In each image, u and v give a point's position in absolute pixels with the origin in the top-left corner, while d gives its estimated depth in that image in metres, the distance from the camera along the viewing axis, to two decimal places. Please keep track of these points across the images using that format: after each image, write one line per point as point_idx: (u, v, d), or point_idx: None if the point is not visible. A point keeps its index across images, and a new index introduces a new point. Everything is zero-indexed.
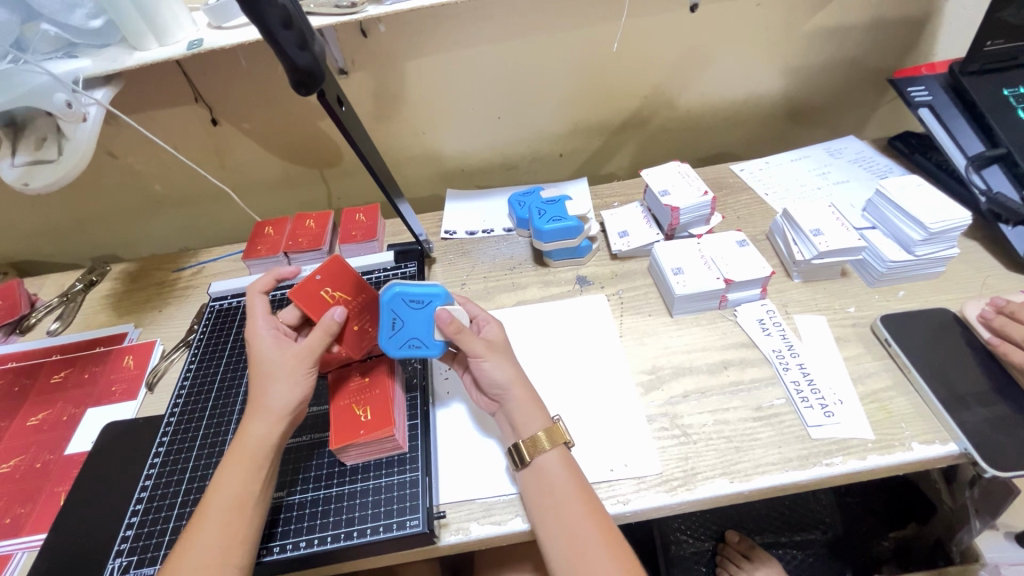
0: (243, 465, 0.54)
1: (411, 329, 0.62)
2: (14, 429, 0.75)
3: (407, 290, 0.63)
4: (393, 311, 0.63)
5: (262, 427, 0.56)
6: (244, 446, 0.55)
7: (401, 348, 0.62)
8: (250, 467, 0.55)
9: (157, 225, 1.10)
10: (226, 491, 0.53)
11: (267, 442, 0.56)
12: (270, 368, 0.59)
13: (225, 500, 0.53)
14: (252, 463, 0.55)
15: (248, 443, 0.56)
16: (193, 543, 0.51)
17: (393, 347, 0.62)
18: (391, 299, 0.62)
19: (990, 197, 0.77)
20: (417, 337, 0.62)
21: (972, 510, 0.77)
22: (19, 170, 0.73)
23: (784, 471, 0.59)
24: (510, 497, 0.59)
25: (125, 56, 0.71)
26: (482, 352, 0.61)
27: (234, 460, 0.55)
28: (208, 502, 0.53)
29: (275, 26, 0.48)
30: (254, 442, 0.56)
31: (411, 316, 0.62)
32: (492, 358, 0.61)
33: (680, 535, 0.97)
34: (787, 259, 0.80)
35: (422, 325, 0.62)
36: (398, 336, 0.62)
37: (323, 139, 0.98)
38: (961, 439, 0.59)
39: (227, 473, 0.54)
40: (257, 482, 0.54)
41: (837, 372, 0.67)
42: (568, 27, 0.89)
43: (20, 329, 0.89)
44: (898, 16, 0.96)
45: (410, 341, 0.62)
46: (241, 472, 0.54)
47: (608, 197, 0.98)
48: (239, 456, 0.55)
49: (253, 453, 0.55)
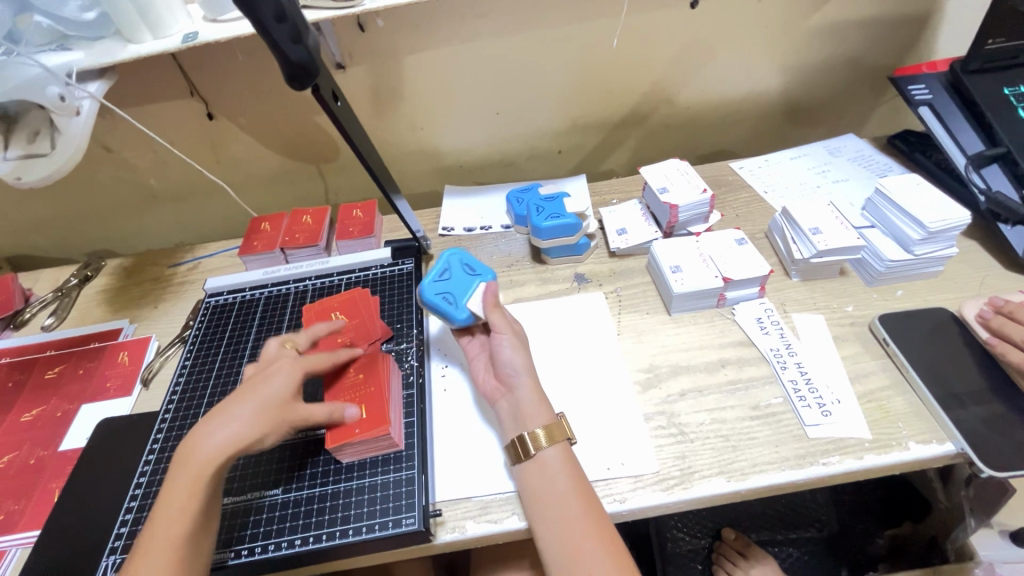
0: (185, 492, 0.52)
1: (453, 283, 0.68)
2: (7, 425, 0.74)
3: (467, 258, 0.71)
4: (446, 265, 0.69)
5: (205, 451, 0.53)
6: (187, 473, 0.53)
7: (434, 296, 0.66)
8: (192, 494, 0.52)
9: (153, 220, 1.09)
10: (167, 523, 0.51)
11: (207, 468, 0.53)
12: (239, 405, 0.56)
13: (168, 533, 0.51)
14: (195, 489, 0.52)
15: (193, 468, 0.53)
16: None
17: (428, 292, 0.67)
18: (450, 256, 0.70)
19: (989, 196, 0.77)
20: (453, 294, 0.67)
21: (968, 508, 0.77)
22: (11, 164, 0.72)
23: (780, 470, 0.59)
24: (507, 495, 0.59)
25: (119, 49, 0.70)
26: (505, 330, 0.63)
27: (176, 481, 0.52)
28: (148, 541, 0.50)
29: (267, 19, 0.47)
30: (198, 465, 0.53)
31: (460, 276, 0.68)
32: (512, 338, 0.63)
33: (676, 533, 0.97)
34: (785, 257, 0.80)
35: (464, 287, 0.67)
36: (440, 283, 0.68)
37: (320, 135, 0.97)
38: (958, 439, 0.59)
39: (168, 501, 0.52)
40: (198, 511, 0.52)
41: (835, 371, 0.67)
42: (567, 22, 0.89)
43: (14, 324, 0.89)
44: (900, 14, 0.96)
45: (446, 294, 0.67)
46: (184, 499, 0.52)
47: (606, 194, 0.97)
48: (181, 484, 0.52)
49: (195, 479, 0.52)
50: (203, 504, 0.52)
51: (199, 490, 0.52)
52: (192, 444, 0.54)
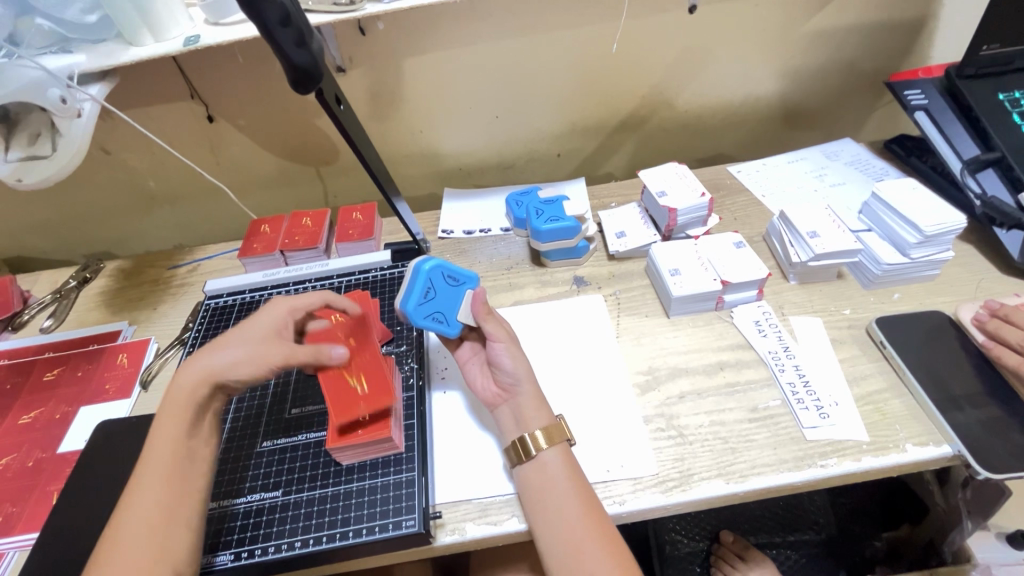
0: (173, 420, 0.54)
1: (440, 301, 0.64)
2: (6, 427, 0.74)
3: (448, 267, 0.66)
4: (428, 281, 0.64)
5: (189, 379, 0.56)
6: (176, 402, 0.55)
7: (425, 319, 0.63)
8: (179, 423, 0.54)
9: (152, 222, 1.09)
10: (156, 453, 0.53)
11: (195, 395, 0.55)
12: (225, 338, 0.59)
13: (157, 462, 0.52)
14: (183, 416, 0.54)
15: (181, 397, 0.55)
16: (127, 509, 0.50)
17: (416, 316, 0.62)
18: (431, 269, 0.64)
19: (984, 201, 0.77)
20: (442, 312, 0.64)
21: (965, 511, 0.77)
22: (12, 165, 0.72)
23: (779, 472, 0.59)
24: (507, 497, 0.59)
25: (121, 52, 0.70)
26: (502, 337, 0.62)
27: (164, 413, 0.54)
28: (139, 471, 0.52)
29: (272, 24, 0.47)
30: (183, 396, 0.55)
31: (445, 291, 0.64)
32: (509, 343, 0.62)
33: (675, 535, 0.97)
34: (783, 261, 0.80)
35: (451, 303, 0.64)
36: (427, 304, 0.63)
37: (320, 137, 0.98)
38: (954, 441, 0.59)
39: (157, 431, 0.54)
40: (184, 442, 0.54)
41: (832, 374, 0.67)
42: (566, 26, 0.89)
43: (12, 326, 0.88)
44: (895, 20, 0.96)
45: (434, 314, 0.63)
46: (171, 429, 0.54)
47: (605, 197, 0.98)
48: (172, 412, 0.54)
49: (180, 408, 0.54)
50: (190, 433, 0.54)
51: (186, 419, 0.54)
52: (178, 376, 0.56)
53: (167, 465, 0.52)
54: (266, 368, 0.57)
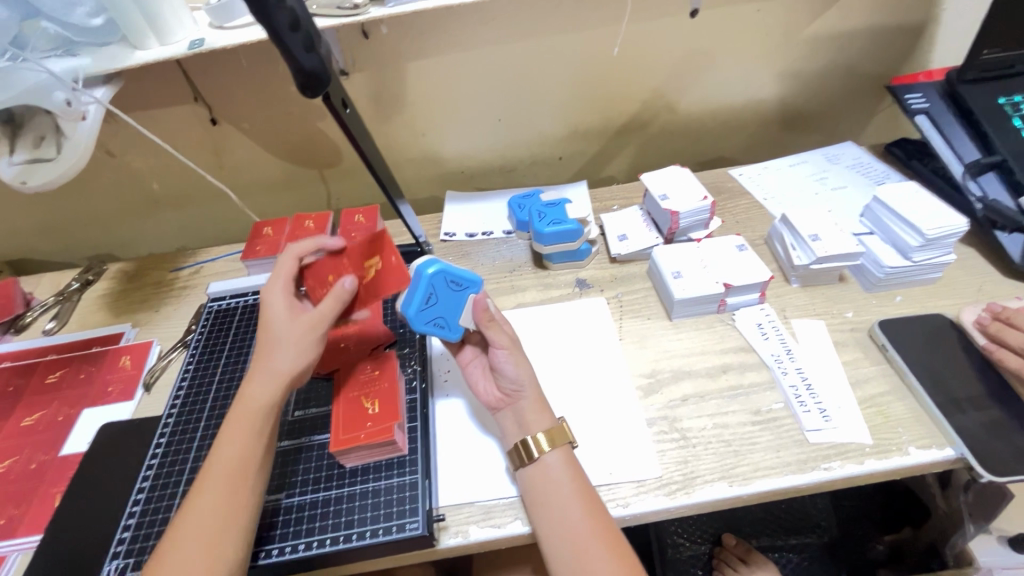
0: (245, 426, 0.55)
1: (441, 307, 0.62)
2: (8, 429, 0.74)
3: (450, 270, 0.61)
4: (431, 287, 0.61)
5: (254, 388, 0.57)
6: (246, 408, 0.56)
7: (426, 325, 0.61)
8: (250, 428, 0.55)
9: (154, 224, 1.09)
10: (227, 455, 0.54)
11: (269, 401, 0.56)
12: (276, 339, 0.59)
13: (225, 464, 0.53)
14: (254, 422, 0.55)
15: (250, 404, 0.56)
16: (193, 508, 0.51)
17: (418, 321, 0.61)
18: (431, 275, 0.60)
19: (986, 204, 0.77)
20: (444, 317, 0.62)
21: (967, 514, 0.77)
22: (17, 168, 0.72)
23: (782, 475, 0.59)
24: (510, 500, 0.59)
25: (126, 55, 0.70)
26: (505, 344, 0.61)
27: (234, 421, 0.56)
28: (208, 472, 0.53)
29: (282, 28, 0.48)
30: (253, 403, 0.56)
31: (446, 297, 0.61)
32: (512, 350, 0.61)
33: (676, 539, 0.97)
34: (785, 263, 0.81)
35: (453, 308, 0.62)
36: (427, 310, 0.61)
37: (323, 140, 0.98)
38: (957, 444, 0.59)
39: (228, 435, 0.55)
40: (257, 447, 0.55)
41: (835, 378, 0.67)
42: (569, 30, 0.90)
43: (15, 328, 0.88)
44: (896, 24, 0.97)
45: (437, 319, 0.62)
46: (243, 436, 0.55)
47: (607, 200, 0.98)
48: (244, 417, 0.56)
49: (246, 416, 0.56)
50: (261, 440, 0.55)
51: (259, 425, 0.56)
52: (250, 382, 0.58)
53: (232, 469, 0.53)
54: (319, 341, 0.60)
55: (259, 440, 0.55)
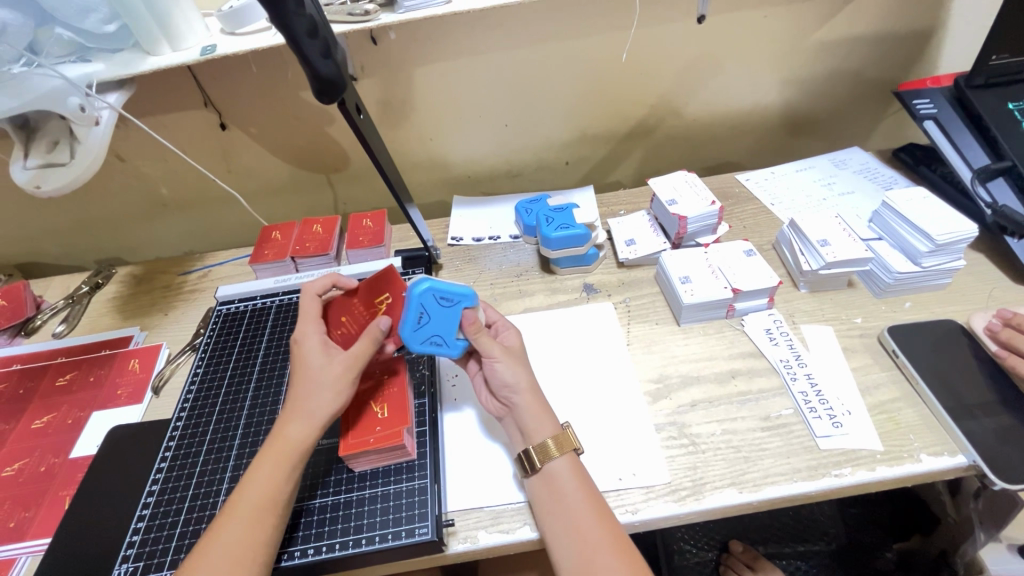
0: (278, 464, 0.55)
1: (436, 325, 0.61)
2: (19, 432, 0.74)
3: (440, 287, 0.61)
4: (421, 305, 0.61)
5: (292, 432, 0.56)
6: (281, 447, 0.56)
7: (424, 344, 0.62)
8: (284, 466, 0.55)
9: (163, 228, 1.10)
10: (257, 490, 0.53)
11: (305, 443, 0.56)
12: (313, 379, 0.59)
13: (253, 499, 0.53)
14: (289, 463, 0.55)
15: (286, 444, 0.56)
16: (214, 541, 0.51)
17: (415, 341, 0.62)
18: (422, 294, 0.60)
19: (995, 210, 0.77)
20: (440, 335, 0.62)
21: (977, 522, 0.76)
22: (31, 173, 0.73)
23: (793, 482, 0.59)
24: (518, 505, 0.59)
25: (139, 61, 0.71)
26: (497, 353, 0.61)
27: (268, 457, 0.55)
28: (235, 505, 0.53)
29: (300, 35, 0.49)
30: (289, 443, 0.56)
31: (438, 314, 0.61)
32: (505, 359, 0.61)
33: (683, 545, 0.97)
34: (793, 269, 0.80)
35: (448, 324, 0.62)
36: (422, 330, 0.61)
37: (331, 145, 0.98)
38: (970, 451, 0.59)
39: (261, 471, 0.54)
40: (287, 486, 0.54)
41: (845, 383, 0.67)
42: (575, 36, 0.90)
43: (25, 331, 0.89)
44: (903, 29, 0.97)
45: (433, 337, 0.62)
46: (276, 473, 0.54)
47: (614, 205, 0.98)
48: (277, 455, 0.55)
49: (281, 455, 0.55)
50: (292, 479, 0.55)
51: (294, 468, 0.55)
52: (287, 421, 0.57)
53: (260, 505, 0.53)
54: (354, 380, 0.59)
55: (291, 478, 0.55)
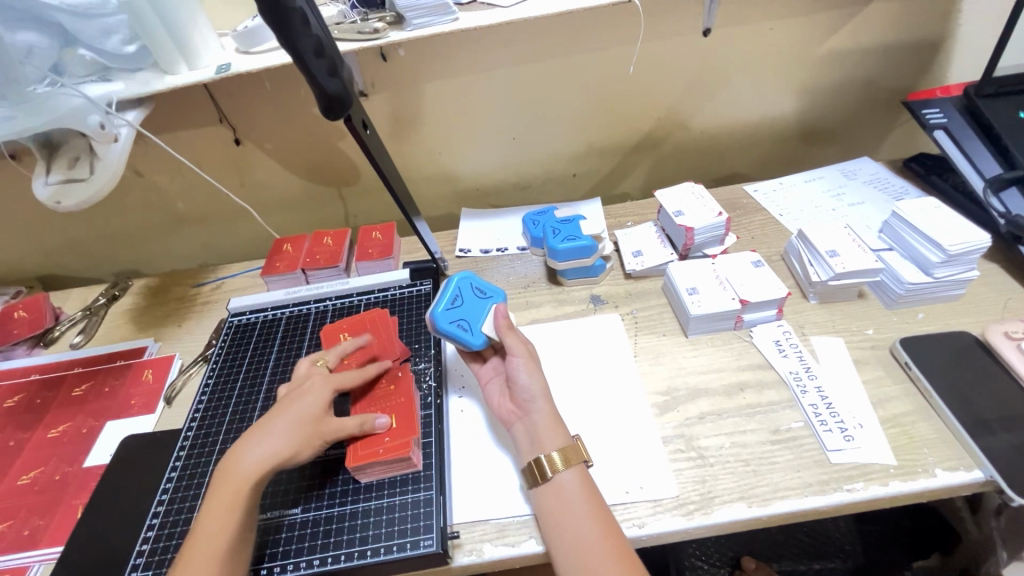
0: (230, 499, 0.54)
1: (466, 311, 0.67)
2: (34, 441, 0.76)
3: (476, 280, 0.70)
4: (458, 291, 0.68)
5: (246, 464, 0.56)
6: (228, 485, 0.55)
7: (450, 324, 0.65)
8: (231, 504, 0.54)
9: (179, 241, 1.12)
10: (207, 532, 0.53)
11: (248, 479, 0.55)
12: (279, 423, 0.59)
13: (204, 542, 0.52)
14: (235, 502, 0.54)
15: (232, 482, 0.55)
16: None
17: (443, 319, 0.65)
18: (460, 281, 0.69)
19: (1009, 218, 0.75)
20: (467, 320, 0.66)
21: (999, 541, 0.73)
22: (52, 188, 0.76)
23: (804, 496, 0.58)
24: (524, 518, 0.59)
25: (156, 79, 0.73)
26: (522, 353, 0.63)
27: (216, 497, 0.55)
28: (191, 546, 0.52)
29: (307, 54, 0.50)
30: (239, 477, 0.56)
31: (471, 301, 0.68)
32: (527, 361, 0.63)
33: (695, 562, 0.94)
34: (803, 280, 0.80)
35: (476, 313, 0.67)
36: (453, 311, 0.66)
37: (342, 159, 1.00)
38: (986, 466, 0.58)
39: (210, 511, 0.54)
40: (237, 522, 0.54)
41: (857, 397, 0.66)
42: (582, 51, 0.91)
43: (43, 342, 0.91)
44: (912, 40, 0.97)
45: (460, 321, 0.66)
46: (225, 510, 0.54)
47: (622, 216, 0.98)
48: (222, 494, 0.55)
49: (232, 491, 0.55)
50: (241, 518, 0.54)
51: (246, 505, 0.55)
52: (234, 459, 0.57)
53: (212, 552, 0.51)
54: (317, 446, 0.59)
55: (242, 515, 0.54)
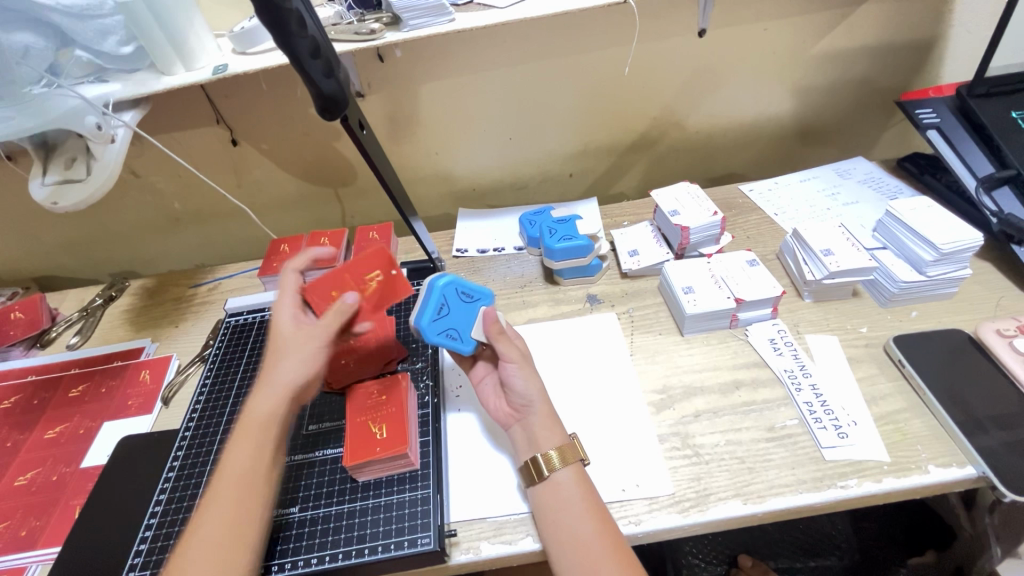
0: (249, 438, 0.55)
1: (454, 318, 0.64)
2: (31, 442, 0.76)
3: (461, 284, 0.67)
4: (443, 298, 0.65)
5: (264, 401, 0.57)
6: (249, 424, 0.56)
7: (438, 336, 0.63)
8: (253, 440, 0.56)
9: (176, 241, 1.12)
10: (230, 472, 0.54)
11: (270, 411, 0.57)
12: (282, 347, 0.60)
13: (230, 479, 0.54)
14: (255, 436, 0.56)
15: (252, 421, 0.57)
16: (202, 523, 0.51)
17: (430, 332, 0.63)
18: (444, 286, 0.65)
19: (1001, 217, 0.76)
20: (456, 328, 0.64)
21: (994, 536, 0.74)
22: (49, 190, 0.76)
23: (799, 493, 0.58)
24: (521, 516, 0.59)
25: (153, 80, 0.74)
26: (515, 357, 0.62)
27: (237, 438, 0.56)
28: (218, 483, 0.54)
29: (303, 55, 0.50)
30: (256, 418, 0.57)
31: (457, 308, 0.65)
32: (521, 365, 0.62)
33: (692, 560, 0.95)
34: (798, 279, 0.80)
35: (464, 319, 0.65)
36: (440, 321, 0.64)
37: (339, 160, 1.00)
38: (979, 462, 0.58)
39: (233, 453, 0.55)
40: (262, 458, 0.55)
41: (851, 394, 0.66)
42: (577, 51, 0.92)
43: (40, 343, 0.91)
44: (905, 40, 0.97)
45: (449, 330, 0.64)
46: (245, 449, 0.55)
47: (618, 216, 0.99)
48: (245, 432, 0.56)
49: (251, 430, 0.56)
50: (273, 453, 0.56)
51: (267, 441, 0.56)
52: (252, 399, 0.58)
53: (238, 484, 0.53)
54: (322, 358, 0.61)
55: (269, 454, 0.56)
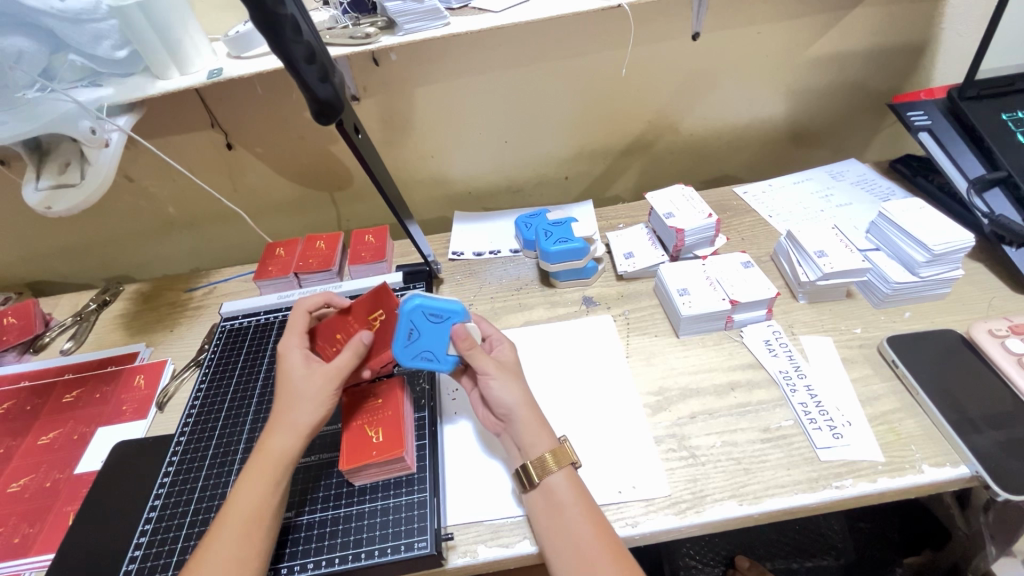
0: (266, 470, 0.56)
1: (426, 341, 0.64)
2: (25, 448, 0.75)
3: (429, 304, 0.64)
4: (411, 323, 0.64)
5: (282, 436, 0.58)
6: (265, 460, 0.57)
7: (414, 359, 0.64)
8: (269, 474, 0.56)
9: (170, 246, 1.12)
10: (242, 505, 0.54)
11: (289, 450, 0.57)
12: (292, 390, 0.60)
13: (242, 511, 0.53)
14: (275, 472, 0.56)
15: (269, 456, 0.57)
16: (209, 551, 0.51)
17: (405, 357, 0.64)
18: (410, 311, 0.63)
19: (993, 218, 0.77)
20: (430, 350, 0.64)
21: (987, 535, 0.74)
22: (43, 194, 0.75)
23: (794, 493, 0.59)
24: (518, 519, 0.59)
25: (148, 85, 0.73)
26: (492, 369, 0.61)
27: (253, 469, 0.56)
28: (227, 512, 0.54)
29: (298, 60, 0.50)
30: (274, 453, 0.57)
31: (428, 330, 0.64)
32: (500, 376, 0.61)
33: (689, 561, 0.94)
34: (792, 280, 0.81)
35: (438, 340, 0.64)
36: (412, 346, 0.64)
37: (335, 163, 1.00)
38: (972, 462, 0.59)
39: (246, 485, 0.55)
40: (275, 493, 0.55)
41: (844, 394, 0.67)
42: (573, 55, 0.92)
43: (34, 348, 0.91)
44: (896, 43, 0.98)
45: (423, 353, 0.64)
46: (262, 481, 0.55)
47: (613, 218, 0.99)
48: (261, 468, 0.56)
49: (268, 463, 0.56)
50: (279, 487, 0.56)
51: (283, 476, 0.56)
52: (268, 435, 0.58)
53: (248, 517, 0.53)
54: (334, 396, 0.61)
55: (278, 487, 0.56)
